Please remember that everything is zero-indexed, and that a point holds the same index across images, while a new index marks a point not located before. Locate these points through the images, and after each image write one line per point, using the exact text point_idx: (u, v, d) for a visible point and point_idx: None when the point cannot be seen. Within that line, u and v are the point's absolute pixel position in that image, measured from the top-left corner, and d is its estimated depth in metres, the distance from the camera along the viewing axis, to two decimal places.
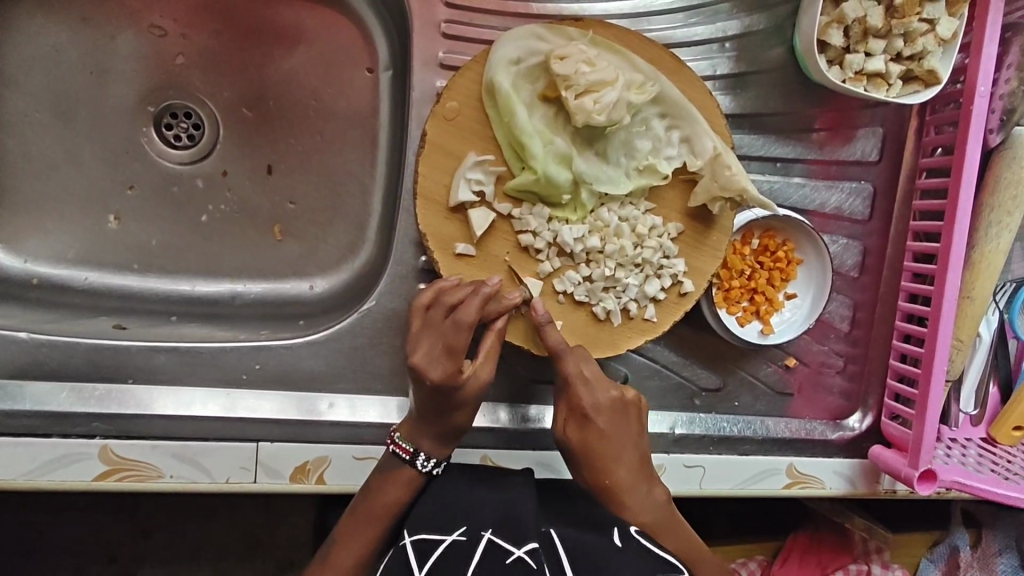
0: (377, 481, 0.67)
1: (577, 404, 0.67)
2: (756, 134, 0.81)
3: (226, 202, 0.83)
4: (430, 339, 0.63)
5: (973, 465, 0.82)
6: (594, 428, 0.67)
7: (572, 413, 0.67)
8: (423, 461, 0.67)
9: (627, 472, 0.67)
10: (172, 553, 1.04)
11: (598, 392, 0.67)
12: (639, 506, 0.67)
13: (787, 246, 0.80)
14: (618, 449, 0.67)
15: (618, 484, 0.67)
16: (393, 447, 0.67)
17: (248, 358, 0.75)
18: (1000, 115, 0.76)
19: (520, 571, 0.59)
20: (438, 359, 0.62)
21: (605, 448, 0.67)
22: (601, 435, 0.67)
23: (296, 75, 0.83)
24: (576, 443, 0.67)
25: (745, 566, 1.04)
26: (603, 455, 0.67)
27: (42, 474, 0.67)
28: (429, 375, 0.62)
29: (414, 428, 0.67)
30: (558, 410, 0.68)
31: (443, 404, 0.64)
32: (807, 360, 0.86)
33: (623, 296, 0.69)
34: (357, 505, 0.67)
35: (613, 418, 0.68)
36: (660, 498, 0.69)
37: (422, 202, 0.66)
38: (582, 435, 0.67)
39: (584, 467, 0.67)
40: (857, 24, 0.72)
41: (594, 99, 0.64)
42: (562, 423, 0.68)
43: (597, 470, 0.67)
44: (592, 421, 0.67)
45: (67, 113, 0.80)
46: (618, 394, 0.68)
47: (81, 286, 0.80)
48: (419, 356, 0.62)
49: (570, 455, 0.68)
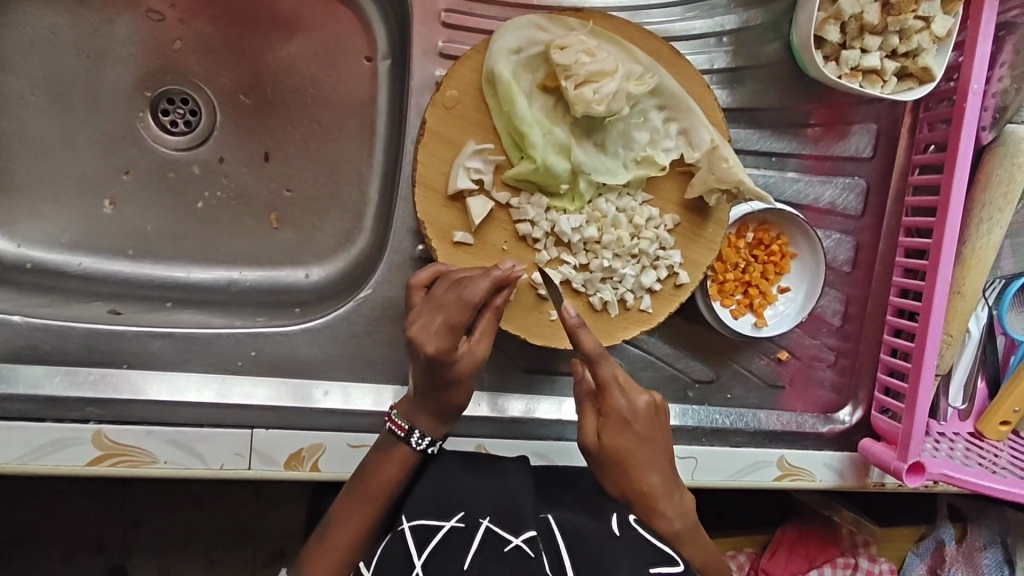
0: (374, 460, 0.66)
1: (613, 410, 0.60)
2: (751, 129, 0.81)
3: (222, 188, 0.83)
4: (430, 313, 0.60)
5: (961, 458, 0.83)
6: (631, 435, 0.60)
7: (607, 420, 0.60)
8: (418, 439, 0.66)
9: (661, 479, 0.61)
10: (163, 541, 1.03)
11: (632, 395, 0.61)
12: (673, 513, 0.62)
13: (781, 239, 0.80)
14: (654, 454, 0.61)
15: (654, 491, 0.61)
16: (390, 425, 0.67)
17: (243, 344, 0.75)
18: (993, 113, 0.77)
19: (519, 559, 0.61)
20: (436, 334, 0.60)
21: (642, 457, 0.60)
22: (639, 442, 0.60)
23: (294, 63, 0.83)
24: (610, 453, 0.60)
25: (735, 560, 1.06)
26: (638, 464, 0.60)
27: (35, 458, 0.67)
28: (424, 349, 0.60)
29: (411, 406, 0.66)
30: (588, 414, 0.61)
31: (436, 379, 0.62)
32: (799, 353, 0.87)
33: (619, 286, 0.70)
34: (354, 486, 0.66)
35: (649, 422, 0.61)
36: (689, 504, 0.63)
37: (421, 190, 0.66)
38: (618, 443, 0.60)
39: (619, 477, 0.60)
40: (853, 20, 0.73)
41: (594, 89, 0.64)
42: (593, 429, 0.61)
43: (632, 480, 0.60)
44: (628, 428, 0.60)
45: (63, 97, 0.79)
46: (651, 397, 0.62)
47: (75, 271, 0.79)
48: (417, 329, 0.60)
49: (601, 464, 0.61)
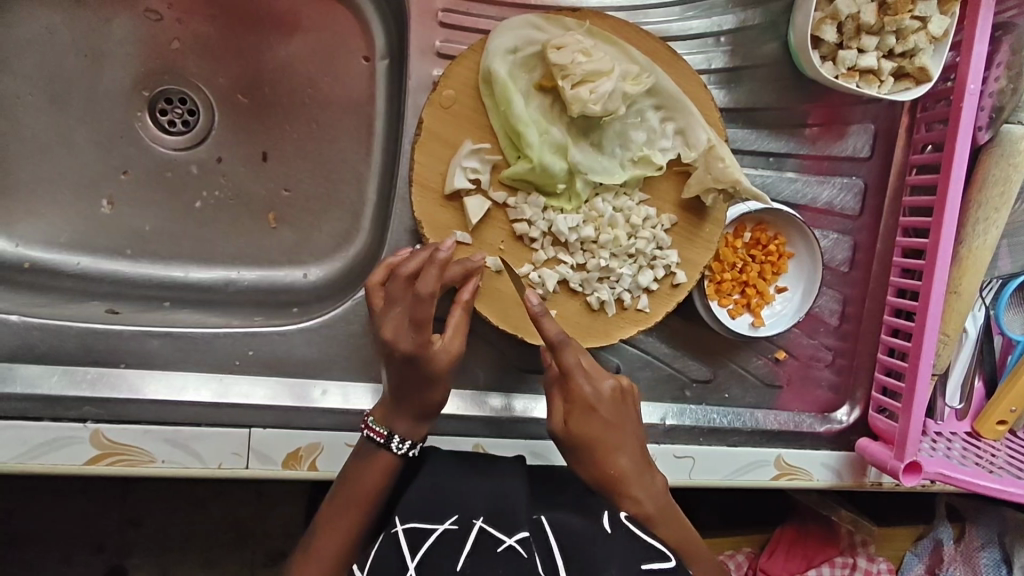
0: (356, 466, 0.67)
1: (579, 395, 0.67)
2: (749, 129, 0.81)
3: (220, 188, 0.83)
4: (396, 314, 0.63)
5: (958, 458, 0.83)
6: (597, 419, 0.67)
7: (573, 404, 0.67)
8: (397, 443, 0.67)
9: (628, 460, 0.67)
10: (161, 540, 1.03)
11: (597, 381, 0.68)
12: (642, 493, 0.67)
13: (778, 239, 0.80)
14: (620, 436, 0.67)
15: (621, 472, 0.67)
16: (367, 431, 0.67)
17: (241, 344, 0.75)
18: (989, 113, 0.77)
19: (511, 559, 0.59)
20: (407, 331, 0.63)
21: (608, 439, 0.67)
22: (604, 425, 0.67)
23: (292, 62, 0.83)
24: (577, 436, 0.66)
25: (732, 560, 1.05)
26: (604, 446, 0.66)
27: (32, 457, 0.67)
28: (397, 346, 0.63)
29: (389, 411, 0.67)
30: (557, 403, 0.68)
31: (416, 377, 0.64)
32: (797, 353, 0.87)
33: (616, 286, 0.70)
34: (338, 492, 0.67)
35: (613, 406, 0.68)
36: (661, 488, 0.69)
37: (418, 189, 0.66)
38: (584, 427, 0.66)
39: (587, 459, 0.67)
40: (850, 20, 0.73)
41: (590, 89, 0.64)
42: (561, 415, 0.67)
43: (599, 462, 0.66)
44: (593, 412, 0.67)
45: (61, 97, 0.79)
46: (615, 381, 0.69)
47: (73, 270, 0.80)
48: (388, 329, 0.63)
49: (570, 448, 0.67)
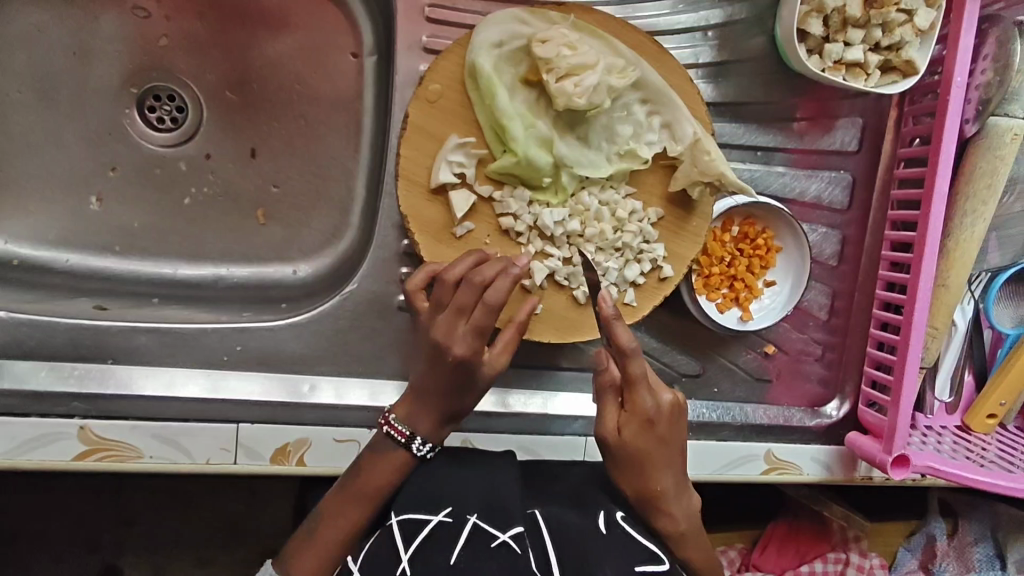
0: (369, 461, 0.66)
1: (639, 408, 0.62)
2: (736, 123, 0.81)
3: (209, 184, 0.83)
4: (451, 318, 0.62)
5: (947, 452, 0.83)
6: (651, 435, 0.63)
7: (630, 415, 0.62)
8: (419, 444, 0.66)
9: (670, 477, 0.65)
10: (154, 538, 1.03)
11: (656, 395, 0.63)
12: (678, 512, 0.65)
13: (766, 233, 0.80)
14: (671, 454, 0.64)
15: (665, 490, 0.64)
16: (388, 427, 0.66)
17: (229, 339, 0.75)
18: (976, 106, 0.77)
19: (506, 554, 0.60)
20: (462, 338, 0.62)
21: (658, 456, 0.63)
22: (658, 440, 0.63)
23: (280, 59, 0.83)
24: (632, 449, 0.62)
25: (725, 555, 1.06)
26: (652, 464, 0.63)
27: (22, 452, 0.67)
28: (450, 352, 0.62)
29: (411, 408, 0.66)
30: (609, 408, 0.63)
31: (462, 382, 0.64)
32: (786, 348, 0.87)
33: (603, 279, 0.70)
34: (347, 485, 0.66)
35: (670, 422, 0.64)
36: (695, 507, 0.67)
37: (404, 184, 0.66)
38: (639, 442, 0.62)
39: (634, 472, 0.64)
40: (836, 14, 0.73)
41: (575, 82, 0.64)
42: (614, 422, 0.63)
43: (645, 478, 0.64)
44: (651, 428, 0.63)
45: (49, 93, 0.79)
46: (674, 397, 0.64)
47: (62, 267, 0.80)
48: (441, 332, 0.62)
49: (618, 458, 0.63)
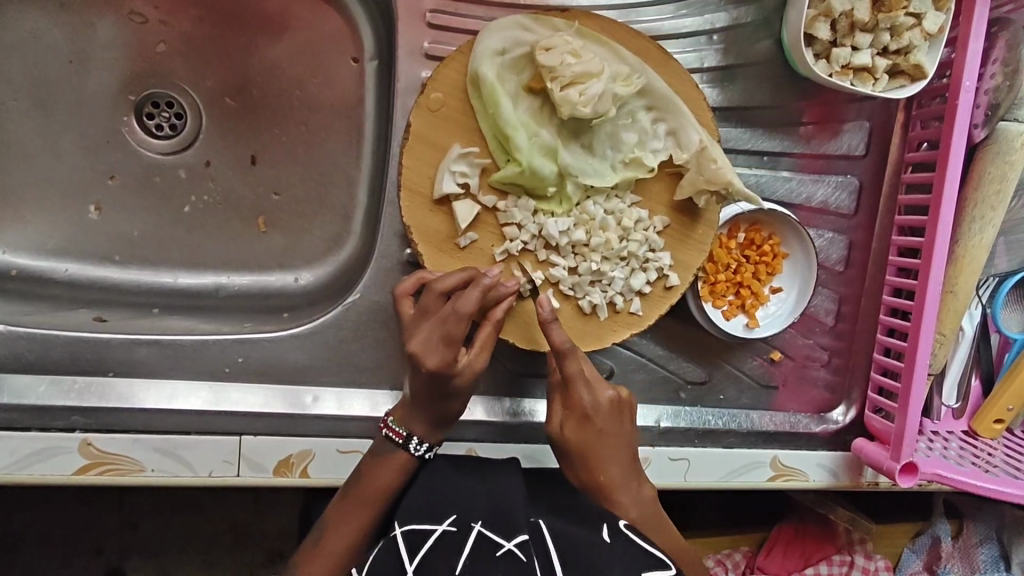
0: (371, 465, 0.67)
1: (577, 403, 0.67)
2: (742, 127, 0.80)
3: (209, 192, 0.82)
4: (427, 327, 0.61)
5: (954, 458, 0.83)
6: (592, 428, 0.67)
7: (571, 410, 0.67)
8: (416, 445, 0.66)
9: (618, 471, 0.67)
10: (157, 545, 1.03)
11: (596, 392, 0.67)
12: (628, 501, 0.67)
13: (773, 239, 0.80)
14: (615, 448, 0.67)
15: (610, 481, 0.66)
16: (387, 431, 0.67)
17: (230, 351, 0.74)
18: (985, 110, 0.76)
19: (510, 562, 0.58)
20: (436, 347, 0.61)
21: (601, 447, 0.67)
22: (600, 434, 0.67)
23: (280, 64, 0.82)
24: (572, 441, 0.67)
25: (730, 559, 1.05)
26: (595, 454, 0.67)
27: (22, 467, 0.66)
28: (424, 363, 0.61)
29: (406, 412, 0.67)
30: (555, 406, 0.68)
31: (438, 391, 0.63)
32: (792, 353, 0.86)
33: (608, 289, 0.69)
34: (351, 490, 0.66)
35: (611, 418, 0.68)
36: (650, 498, 0.68)
37: (406, 194, 0.65)
38: (580, 435, 0.67)
39: (578, 464, 0.67)
40: (844, 18, 0.72)
41: (579, 90, 0.63)
42: (558, 419, 0.68)
43: (590, 470, 0.67)
44: (590, 423, 0.67)
45: (46, 101, 0.78)
46: (618, 395, 0.68)
47: (61, 277, 0.79)
48: (416, 342, 0.61)
49: (562, 452, 0.68)
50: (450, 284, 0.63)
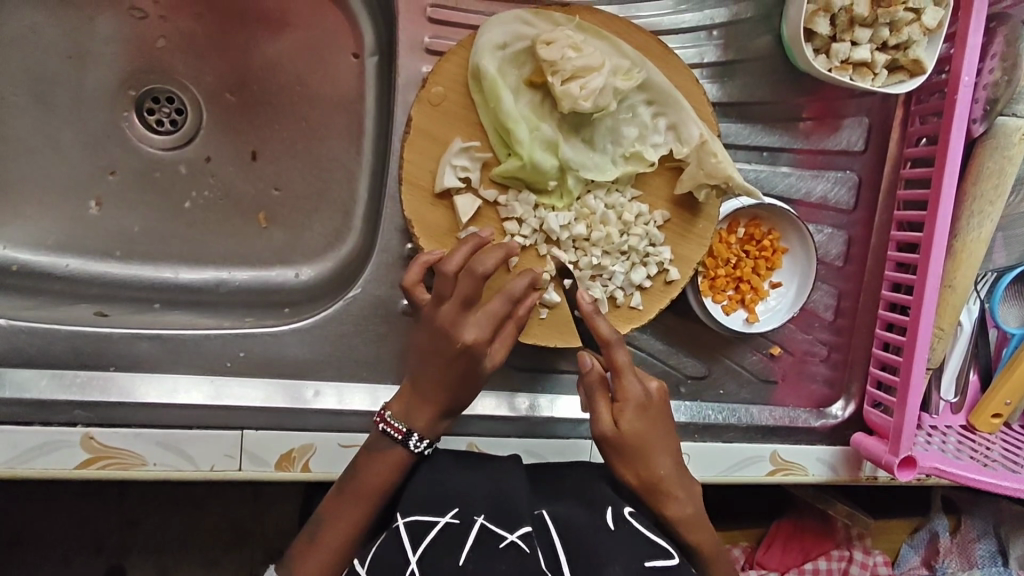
0: (366, 461, 0.66)
1: (629, 395, 0.65)
2: (741, 123, 0.81)
3: (209, 188, 0.83)
4: (456, 305, 0.62)
5: (953, 452, 0.83)
6: (646, 419, 0.65)
7: (622, 405, 0.65)
8: (415, 441, 0.65)
9: (671, 462, 0.66)
10: (157, 542, 1.03)
11: (642, 384, 0.66)
12: (683, 495, 0.66)
13: (772, 234, 0.80)
14: (665, 439, 0.66)
15: (665, 474, 0.65)
16: (383, 425, 0.66)
17: (233, 345, 0.74)
18: (983, 105, 0.76)
19: (514, 554, 0.59)
20: (474, 321, 0.62)
21: (654, 440, 0.65)
22: (652, 426, 0.65)
23: (280, 59, 0.82)
24: (628, 437, 0.64)
25: (730, 554, 1.06)
26: (650, 448, 0.65)
27: (22, 461, 0.66)
28: (463, 337, 0.62)
29: (406, 405, 0.65)
30: (601, 404, 0.66)
31: (462, 375, 0.64)
32: (792, 349, 0.87)
33: (609, 284, 0.69)
34: (347, 484, 0.66)
35: (658, 410, 0.67)
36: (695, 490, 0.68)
37: (407, 188, 0.65)
38: (635, 430, 0.64)
39: (634, 461, 0.65)
40: (843, 13, 0.72)
41: (581, 84, 0.64)
42: (608, 417, 0.65)
43: (645, 465, 0.65)
44: (641, 415, 0.65)
45: (46, 96, 0.78)
46: (660, 385, 0.68)
47: (62, 272, 0.79)
48: (449, 320, 0.62)
49: (618, 451, 0.65)
50: (461, 261, 0.62)
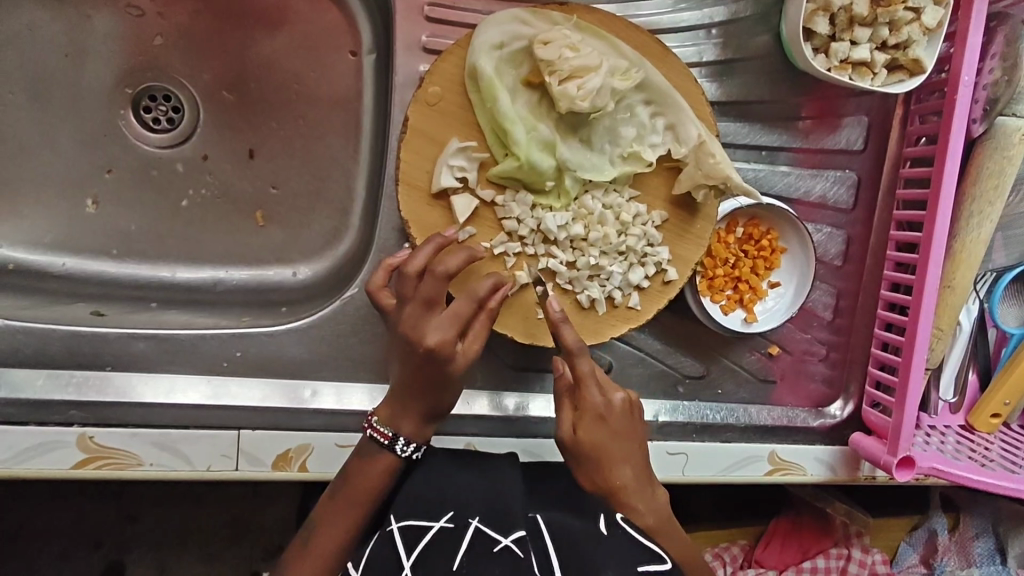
0: (357, 467, 0.65)
1: (589, 404, 0.63)
2: (741, 122, 0.80)
3: (206, 186, 0.82)
4: (419, 309, 0.60)
5: (951, 452, 0.83)
6: (605, 429, 0.63)
7: (582, 412, 0.63)
8: (402, 445, 0.65)
9: (632, 474, 0.64)
10: (155, 540, 1.03)
11: (608, 393, 0.64)
12: (643, 507, 0.64)
13: (771, 234, 0.80)
14: (628, 450, 0.64)
15: (625, 486, 0.63)
16: (371, 431, 0.65)
17: (229, 345, 0.74)
18: (984, 105, 0.76)
19: (508, 559, 0.60)
20: (437, 324, 0.60)
21: (615, 450, 0.63)
22: (613, 436, 0.63)
23: (277, 57, 0.81)
24: (585, 445, 0.63)
25: (728, 552, 1.05)
26: (609, 458, 0.63)
27: (18, 461, 0.66)
28: (425, 341, 0.60)
29: (393, 410, 0.65)
30: (564, 409, 0.64)
31: (434, 377, 0.62)
32: (790, 348, 0.86)
33: (607, 283, 0.69)
34: (339, 490, 0.65)
35: (623, 420, 0.64)
36: (663, 502, 0.65)
37: (404, 189, 0.65)
38: (594, 438, 0.63)
39: (591, 469, 0.63)
40: (842, 12, 0.72)
41: (578, 84, 0.63)
42: (569, 423, 0.64)
43: (605, 475, 0.63)
44: (603, 425, 0.63)
45: (43, 95, 0.78)
46: (628, 396, 0.65)
47: (59, 272, 0.79)
48: (412, 325, 0.60)
49: (576, 457, 0.64)
50: (423, 262, 0.61)
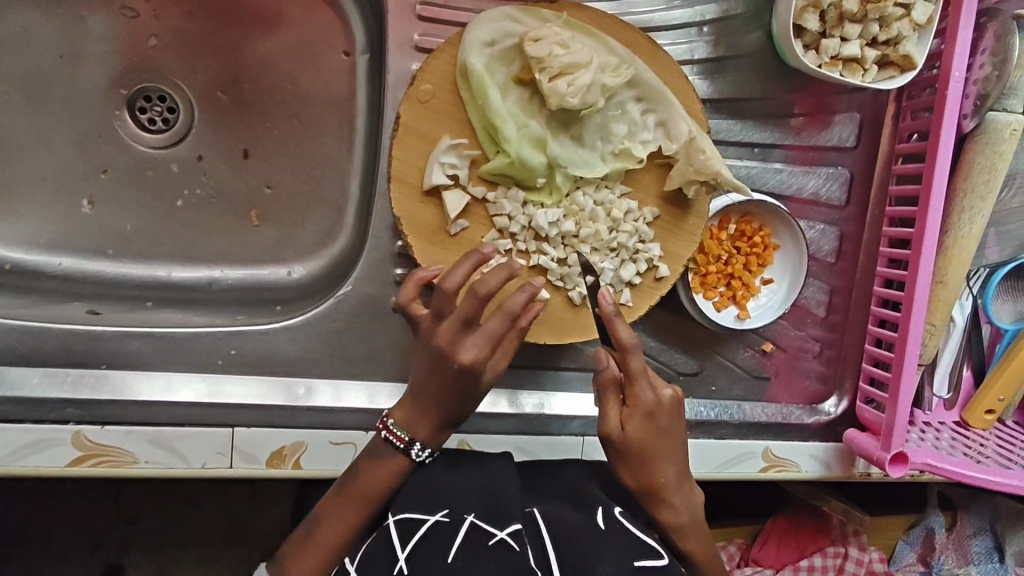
0: (365, 464, 0.66)
1: (640, 403, 0.62)
2: (733, 119, 0.81)
3: (202, 186, 0.83)
4: (453, 325, 0.61)
5: (946, 448, 0.83)
6: (654, 427, 0.62)
7: (632, 412, 0.61)
8: (418, 450, 0.66)
9: (675, 471, 0.64)
10: (155, 540, 1.03)
11: (656, 389, 0.63)
12: (681, 503, 0.65)
13: (763, 230, 0.80)
14: (674, 447, 0.64)
15: (667, 484, 0.64)
16: (387, 434, 0.66)
17: (222, 343, 0.74)
18: (974, 100, 0.76)
19: (503, 552, 0.59)
20: (467, 341, 0.61)
21: (661, 448, 0.63)
22: (660, 434, 0.63)
23: (271, 58, 0.82)
24: (635, 445, 0.62)
25: (724, 550, 1.06)
26: (655, 456, 0.63)
27: (17, 458, 0.67)
28: (458, 358, 0.61)
29: (410, 414, 0.66)
30: (610, 406, 0.62)
31: (461, 391, 0.63)
32: (785, 345, 0.87)
33: (598, 281, 0.69)
34: (344, 486, 0.66)
35: (671, 417, 0.63)
36: (698, 498, 0.67)
37: (396, 186, 0.66)
38: (643, 438, 0.62)
39: (638, 467, 0.63)
40: (832, 9, 0.72)
41: (568, 81, 0.64)
42: (616, 420, 0.62)
43: (648, 471, 0.63)
44: (652, 422, 0.62)
45: (38, 96, 0.79)
46: (675, 392, 0.63)
47: (54, 271, 0.79)
48: (444, 338, 0.61)
49: (622, 453, 0.63)
50: (461, 278, 0.62)
